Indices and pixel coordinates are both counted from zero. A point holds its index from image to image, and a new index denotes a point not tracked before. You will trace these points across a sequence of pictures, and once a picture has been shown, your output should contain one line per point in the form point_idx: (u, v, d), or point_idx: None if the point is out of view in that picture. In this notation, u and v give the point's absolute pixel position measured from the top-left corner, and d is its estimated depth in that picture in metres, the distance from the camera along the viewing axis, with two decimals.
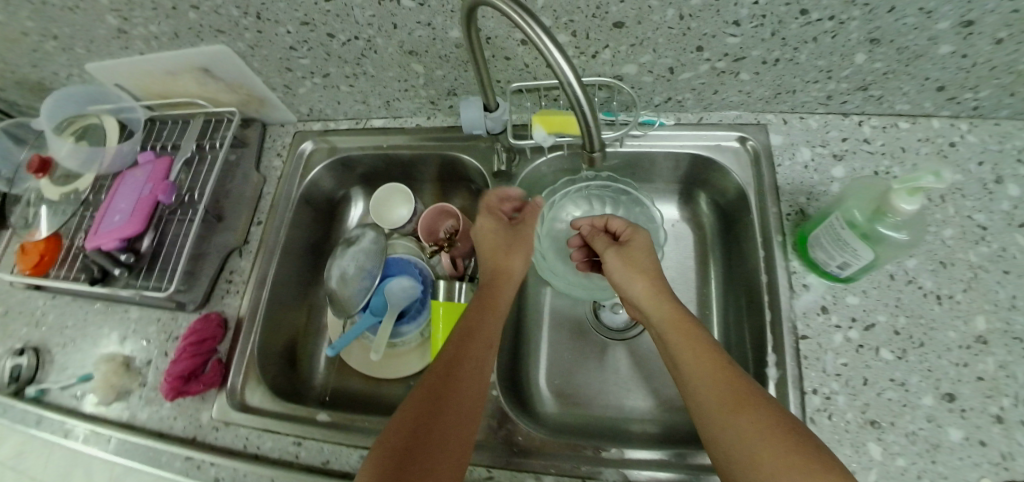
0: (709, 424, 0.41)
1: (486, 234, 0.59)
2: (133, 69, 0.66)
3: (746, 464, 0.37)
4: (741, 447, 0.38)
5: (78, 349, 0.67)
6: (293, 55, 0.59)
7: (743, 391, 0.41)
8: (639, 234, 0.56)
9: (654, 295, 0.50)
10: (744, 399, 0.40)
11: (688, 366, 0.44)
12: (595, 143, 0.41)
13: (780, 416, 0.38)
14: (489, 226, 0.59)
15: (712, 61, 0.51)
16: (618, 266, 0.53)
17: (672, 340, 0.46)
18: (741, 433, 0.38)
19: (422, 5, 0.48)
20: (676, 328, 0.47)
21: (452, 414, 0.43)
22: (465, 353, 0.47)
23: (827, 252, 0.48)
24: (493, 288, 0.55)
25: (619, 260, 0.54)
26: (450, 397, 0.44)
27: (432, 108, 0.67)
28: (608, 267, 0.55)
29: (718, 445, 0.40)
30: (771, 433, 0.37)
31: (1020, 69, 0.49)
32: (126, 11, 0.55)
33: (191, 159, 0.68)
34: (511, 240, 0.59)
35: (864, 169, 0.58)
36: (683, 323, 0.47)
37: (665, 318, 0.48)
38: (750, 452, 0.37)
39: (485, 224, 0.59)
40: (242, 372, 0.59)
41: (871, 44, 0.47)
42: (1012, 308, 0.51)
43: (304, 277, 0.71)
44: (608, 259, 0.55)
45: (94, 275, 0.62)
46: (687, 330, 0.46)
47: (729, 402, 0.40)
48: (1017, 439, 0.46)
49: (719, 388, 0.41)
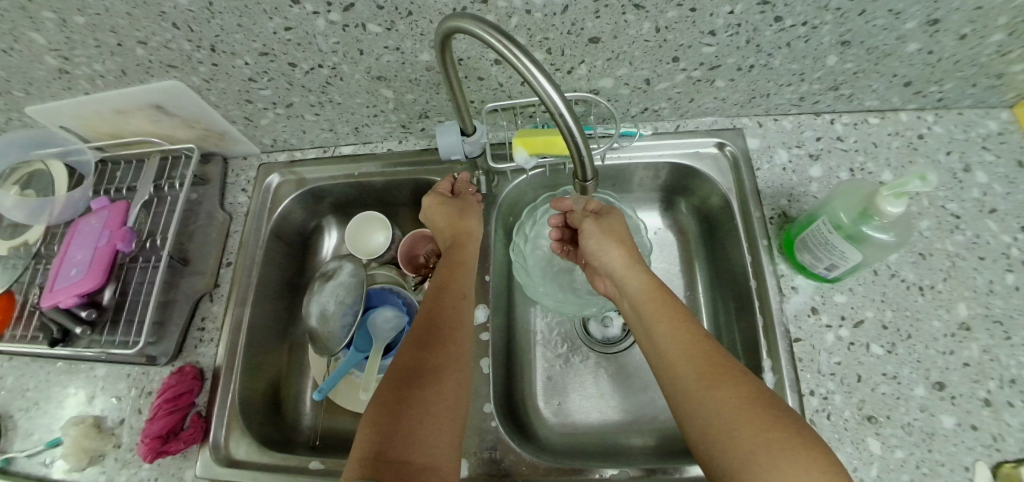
0: (686, 396, 0.40)
1: (434, 210, 0.57)
2: (79, 110, 0.61)
3: (722, 437, 0.36)
4: (718, 419, 0.37)
5: (44, 411, 0.62)
6: (252, 87, 0.56)
7: (723, 365, 0.41)
8: (610, 211, 0.56)
9: (631, 270, 0.50)
10: (723, 371, 0.40)
11: (666, 337, 0.44)
12: (588, 171, 0.41)
13: (757, 389, 0.39)
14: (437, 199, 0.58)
15: (688, 71, 0.52)
16: (596, 235, 0.53)
17: (647, 312, 0.47)
18: (720, 405, 0.38)
19: (390, 30, 0.46)
20: (654, 302, 0.47)
21: (431, 410, 0.41)
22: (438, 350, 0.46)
23: (815, 254, 0.49)
24: (454, 269, 0.53)
25: (600, 230, 0.53)
26: (429, 390, 0.42)
27: (403, 131, 0.64)
28: (585, 234, 0.54)
29: (695, 415, 0.39)
30: (751, 403, 0.37)
31: (981, 61, 0.50)
32: (67, 51, 0.51)
33: (150, 200, 0.64)
34: (463, 214, 0.57)
35: (840, 167, 0.59)
36: (661, 298, 0.47)
37: (640, 291, 0.49)
38: (726, 422, 0.37)
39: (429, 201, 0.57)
40: (225, 424, 0.56)
41: (843, 46, 0.48)
42: (990, 293, 0.52)
43: (281, 318, 0.68)
44: (588, 227, 0.53)
45: (54, 336, 0.58)
46: (666, 306, 0.47)
47: (707, 375, 0.40)
48: (1005, 420, 0.46)
49: (696, 361, 0.41)
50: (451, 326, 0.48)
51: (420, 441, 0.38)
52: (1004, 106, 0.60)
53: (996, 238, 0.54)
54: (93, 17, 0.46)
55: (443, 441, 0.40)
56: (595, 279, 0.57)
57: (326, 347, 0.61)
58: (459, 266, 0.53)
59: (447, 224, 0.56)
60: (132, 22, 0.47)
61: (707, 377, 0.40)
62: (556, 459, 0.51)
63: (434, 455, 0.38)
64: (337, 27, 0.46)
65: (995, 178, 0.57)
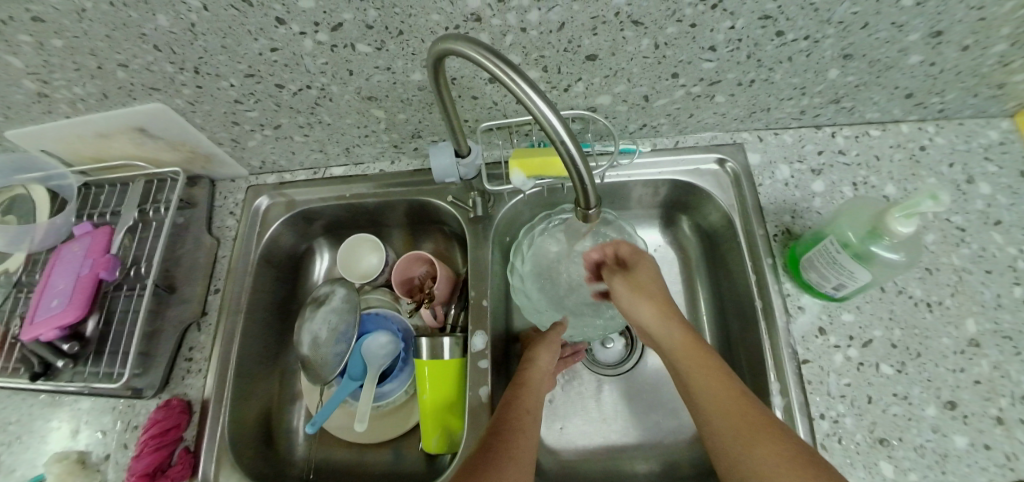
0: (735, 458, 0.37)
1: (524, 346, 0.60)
2: (60, 135, 0.59)
3: None
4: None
5: (26, 447, 0.60)
6: (239, 108, 0.54)
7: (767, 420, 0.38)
8: (636, 254, 0.52)
9: (660, 319, 0.47)
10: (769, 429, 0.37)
11: (700, 389, 0.42)
12: (590, 199, 0.38)
13: (807, 451, 0.36)
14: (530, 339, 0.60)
15: (687, 86, 0.51)
16: (626, 294, 0.50)
17: (679, 360, 0.44)
18: (769, 463, 0.35)
19: (380, 50, 0.44)
20: (686, 349, 0.45)
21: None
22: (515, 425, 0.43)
23: (822, 274, 0.48)
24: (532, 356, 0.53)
25: (628, 285, 0.50)
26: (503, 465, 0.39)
27: (396, 151, 0.62)
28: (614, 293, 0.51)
29: (742, 479, 0.37)
30: (795, 463, 0.35)
31: (982, 72, 0.50)
32: (45, 74, 0.49)
33: (135, 225, 0.62)
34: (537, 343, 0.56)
35: (843, 181, 0.57)
36: (701, 356, 0.44)
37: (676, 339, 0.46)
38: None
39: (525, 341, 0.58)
40: (215, 459, 0.53)
41: (845, 59, 0.47)
42: (998, 307, 0.51)
43: (271, 345, 0.65)
44: (614, 280, 0.51)
45: (36, 371, 0.55)
46: (705, 363, 0.43)
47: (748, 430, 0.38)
48: (1020, 439, 0.45)
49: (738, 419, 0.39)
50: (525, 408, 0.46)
51: None
52: (1004, 115, 0.59)
53: (1002, 250, 0.53)
54: (71, 41, 0.45)
55: None
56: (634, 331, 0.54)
57: (317, 376, 0.58)
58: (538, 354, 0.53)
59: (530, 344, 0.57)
60: (111, 44, 0.45)
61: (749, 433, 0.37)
62: None
63: None
64: (325, 47, 0.44)
65: (999, 189, 0.56)
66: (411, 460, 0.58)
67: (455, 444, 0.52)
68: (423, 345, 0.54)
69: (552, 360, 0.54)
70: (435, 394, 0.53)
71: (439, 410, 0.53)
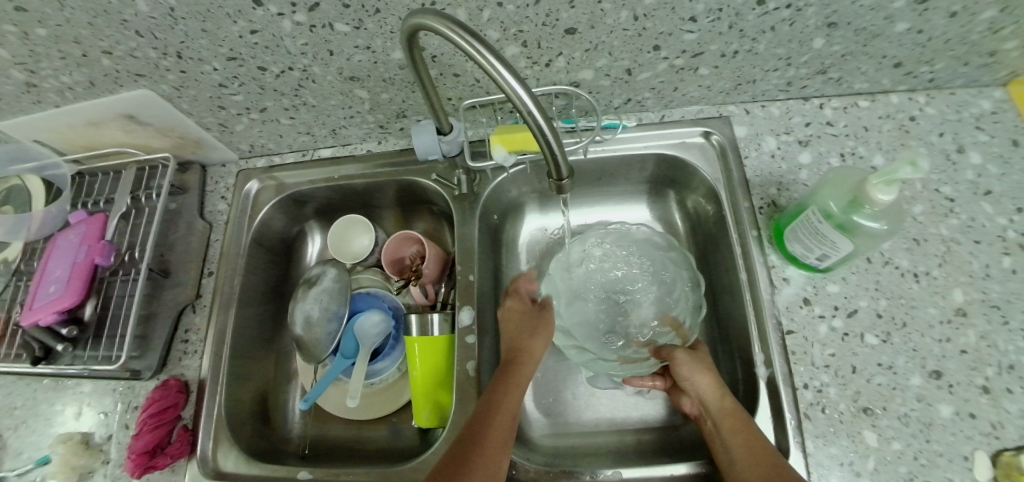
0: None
1: (509, 317, 0.57)
2: (51, 124, 0.60)
3: None
4: None
5: (30, 430, 0.61)
6: (223, 93, 0.55)
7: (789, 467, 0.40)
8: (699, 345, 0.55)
9: (716, 389, 0.48)
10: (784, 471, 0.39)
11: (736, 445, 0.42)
12: (562, 169, 0.39)
13: None
14: (516, 308, 0.58)
15: (670, 59, 0.50)
16: (689, 362, 0.51)
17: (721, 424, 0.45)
18: None
19: (359, 29, 0.44)
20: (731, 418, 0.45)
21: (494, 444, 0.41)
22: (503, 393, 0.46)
23: (805, 244, 0.48)
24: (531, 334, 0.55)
25: (691, 355, 0.52)
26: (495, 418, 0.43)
27: (382, 132, 0.63)
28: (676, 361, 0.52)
29: None
30: None
31: (972, 39, 0.49)
32: (32, 64, 0.50)
33: (128, 212, 0.63)
34: (533, 330, 0.55)
35: (831, 153, 0.57)
36: (740, 420, 0.44)
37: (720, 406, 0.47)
38: None
39: (511, 304, 0.59)
40: (212, 437, 0.55)
41: (829, 28, 0.47)
42: (987, 277, 0.51)
43: (266, 326, 0.66)
44: (681, 355, 0.52)
45: (37, 354, 0.57)
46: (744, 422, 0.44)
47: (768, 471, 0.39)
48: (1004, 407, 0.45)
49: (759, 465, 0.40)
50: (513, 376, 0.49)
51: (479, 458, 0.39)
52: (997, 84, 0.58)
53: (991, 220, 0.53)
54: (55, 29, 0.45)
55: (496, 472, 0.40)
56: (677, 400, 0.54)
57: (311, 354, 0.59)
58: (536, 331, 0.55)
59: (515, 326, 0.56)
60: (95, 31, 0.45)
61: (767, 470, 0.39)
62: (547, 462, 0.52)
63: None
64: (304, 28, 0.45)
65: (990, 159, 0.56)
66: (404, 436, 0.59)
67: (445, 419, 0.53)
68: (412, 322, 0.55)
69: (545, 346, 0.55)
70: (425, 371, 0.54)
71: (428, 385, 0.54)
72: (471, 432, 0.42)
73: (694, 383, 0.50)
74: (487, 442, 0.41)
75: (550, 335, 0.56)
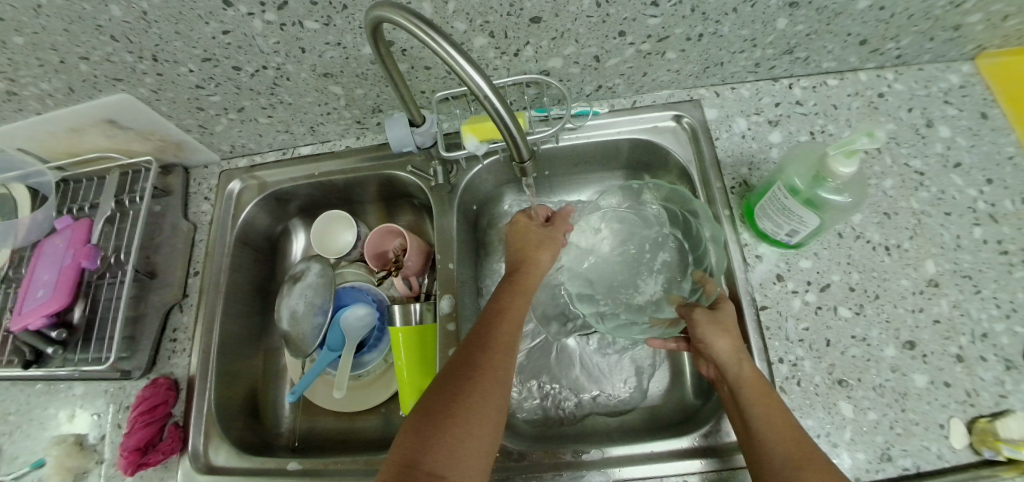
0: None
1: (518, 231, 0.57)
2: (33, 132, 0.61)
3: None
4: None
5: (24, 435, 0.62)
6: (201, 94, 0.56)
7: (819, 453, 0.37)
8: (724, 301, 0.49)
9: (735, 351, 0.44)
10: (815, 461, 0.35)
11: (756, 410, 0.40)
12: (522, 151, 0.40)
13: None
14: (525, 222, 0.58)
15: (636, 44, 0.51)
16: (704, 324, 0.47)
17: (741, 388, 0.42)
18: None
19: (328, 25, 0.45)
20: (754, 384, 0.42)
21: (497, 346, 0.44)
22: (506, 306, 0.48)
23: (775, 221, 0.49)
24: (533, 248, 0.55)
25: (708, 316, 0.47)
26: (496, 327, 0.46)
27: (359, 127, 0.64)
28: (694, 321, 0.48)
29: None
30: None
31: (935, 14, 0.49)
32: (11, 72, 0.50)
33: (113, 216, 0.64)
34: (539, 244, 0.55)
35: (801, 131, 0.58)
36: (762, 387, 0.41)
37: (741, 370, 0.43)
38: None
39: (519, 219, 0.58)
40: (203, 433, 0.56)
41: (791, 8, 0.47)
42: (958, 248, 0.51)
43: (254, 324, 0.67)
44: (699, 314, 0.48)
45: (27, 358, 0.58)
46: (768, 397, 0.41)
47: (797, 459, 0.36)
48: (977, 374, 0.46)
49: (789, 452, 0.36)
50: (518, 288, 0.50)
51: (484, 363, 0.42)
52: (965, 59, 0.59)
53: (962, 192, 0.54)
54: (32, 37, 0.46)
55: (501, 376, 0.42)
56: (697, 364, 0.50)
57: (298, 349, 0.60)
58: (539, 248, 0.55)
59: (524, 241, 0.56)
60: (71, 38, 0.46)
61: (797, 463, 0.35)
62: (532, 443, 0.53)
63: (491, 386, 0.41)
64: (274, 26, 0.45)
65: (959, 132, 0.56)
66: (393, 425, 0.61)
67: None
68: (396, 312, 0.57)
69: (550, 262, 0.55)
70: (409, 358, 0.55)
71: (413, 372, 0.55)
72: (477, 340, 0.44)
73: (711, 348, 0.45)
74: (491, 348, 0.43)
75: (556, 253, 0.56)
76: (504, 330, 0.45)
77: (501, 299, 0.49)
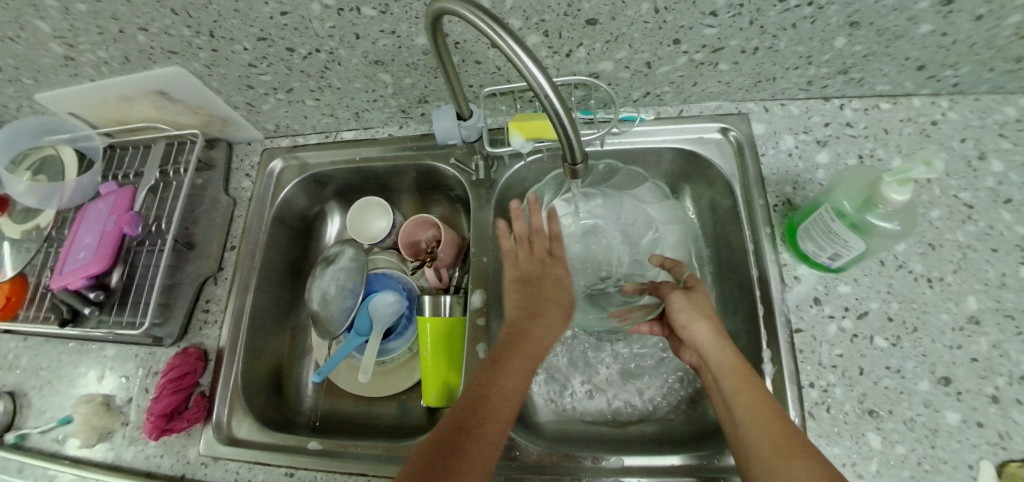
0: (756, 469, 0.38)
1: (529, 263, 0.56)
2: (87, 98, 0.63)
3: None
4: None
5: (55, 390, 0.63)
6: (253, 72, 0.57)
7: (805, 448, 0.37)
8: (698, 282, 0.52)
9: (716, 340, 0.46)
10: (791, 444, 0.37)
11: (739, 401, 0.41)
12: (576, 153, 0.40)
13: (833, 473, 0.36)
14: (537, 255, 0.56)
15: (689, 54, 0.51)
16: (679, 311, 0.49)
17: (723, 378, 0.43)
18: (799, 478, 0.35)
19: (384, 13, 0.45)
20: (739, 375, 0.43)
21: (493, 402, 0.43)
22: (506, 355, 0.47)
23: (817, 243, 0.48)
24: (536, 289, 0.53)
25: (686, 301, 0.49)
26: (493, 378, 0.45)
27: (403, 116, 0.64)
28: (671, 308, 0.49)
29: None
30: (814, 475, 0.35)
31: (998, 44, 0.48)
32: (71, 38, 0.52)
33: (157, 185, 0.65)
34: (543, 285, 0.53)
35: (848, 153, 0.57)
36: (745, 375, 0.43)
37: (726, 359, 0.44)
38: None
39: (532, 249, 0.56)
40: (227, 404, 0.57)
41: (851, 28, 0.46)
42: (1002, 286, 0.50)
43: (284, 303, 0.69)
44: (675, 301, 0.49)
45: (65, 317, 0.58)
46: (751, 384, 0.42)
47: (782, 446, 0.37)
48: (1014, 418, 0.45)
49: (773, 440, 0.38)
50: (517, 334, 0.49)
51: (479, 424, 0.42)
52: None
53: (1010, 229, 0.52)
54: (95, 5, 0.47)
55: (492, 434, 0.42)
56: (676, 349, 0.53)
57: (326, 330, 0.61)
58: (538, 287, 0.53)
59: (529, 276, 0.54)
60: (132, 8, 0.47)
61: (779, 449, 0.37)
62: (552, 444, 0.53)
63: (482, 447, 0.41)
64: (332, 11, 0.46)
65: (1012, 167, 0.55)
66: (412, 413, 0.61)
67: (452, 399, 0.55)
68: (426, 302, 0.57)
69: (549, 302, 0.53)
70: (435, 348, 0.55)
71: (437, 363, 0.55)
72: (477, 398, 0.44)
73: (691, 334, 0.47)
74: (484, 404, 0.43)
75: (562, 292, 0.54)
76: (498, 385, 0.44)
77: (501, 349, 0.48)
